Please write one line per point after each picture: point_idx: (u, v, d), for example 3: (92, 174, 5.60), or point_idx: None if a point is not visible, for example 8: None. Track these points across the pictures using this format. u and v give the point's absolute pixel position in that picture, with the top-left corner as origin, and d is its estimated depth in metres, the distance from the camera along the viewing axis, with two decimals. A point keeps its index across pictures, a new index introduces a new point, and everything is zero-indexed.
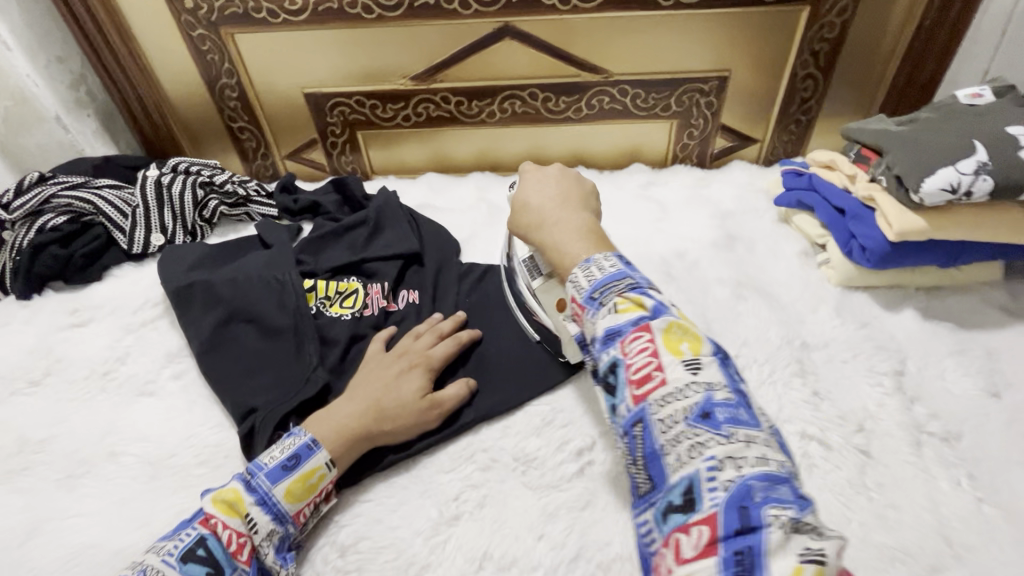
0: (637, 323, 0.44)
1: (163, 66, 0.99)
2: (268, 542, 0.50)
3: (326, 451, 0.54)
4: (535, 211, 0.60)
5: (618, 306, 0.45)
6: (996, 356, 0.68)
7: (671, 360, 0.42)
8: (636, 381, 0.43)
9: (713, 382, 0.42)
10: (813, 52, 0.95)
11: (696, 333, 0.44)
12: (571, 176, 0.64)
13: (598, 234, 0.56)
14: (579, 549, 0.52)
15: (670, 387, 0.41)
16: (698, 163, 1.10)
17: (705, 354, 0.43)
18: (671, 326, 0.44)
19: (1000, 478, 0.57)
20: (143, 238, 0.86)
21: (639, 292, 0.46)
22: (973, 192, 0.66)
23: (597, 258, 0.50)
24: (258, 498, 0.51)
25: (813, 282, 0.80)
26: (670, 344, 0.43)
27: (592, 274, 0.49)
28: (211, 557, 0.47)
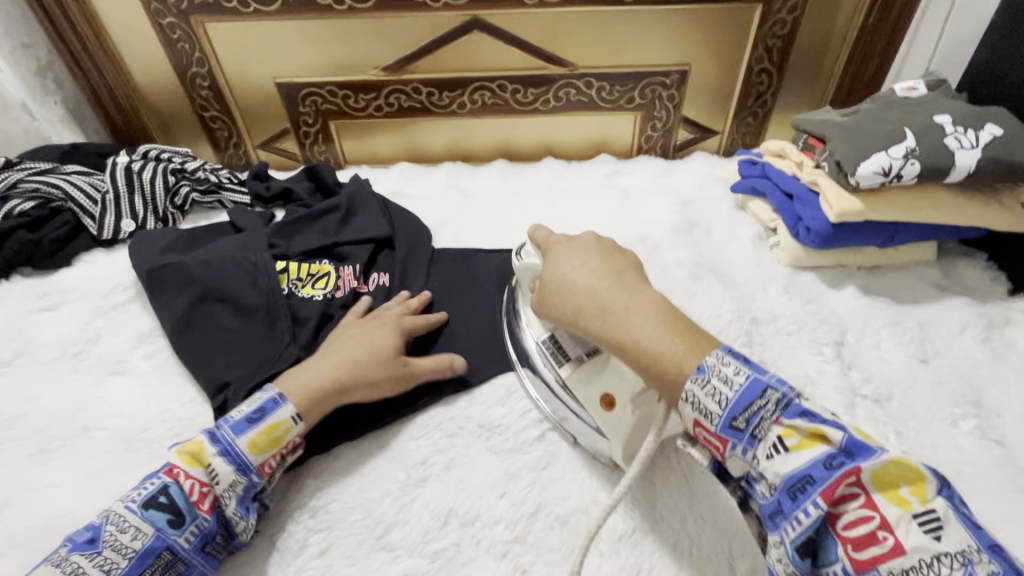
0: (830, 467, 0.41)
1: (133, 54, 0.99)
2: (230, 493, 0.52)
3: (291, 406, 0.56)
4: (591, 294, 0.55)
5: (786, 441, 0.43)
6: (926, 327, 0.74)
7: (896, 516, 0.39)
8: (853, 544, 0.40)
9: (963, 546, 0.37)
10: (767, 48, 1.01)
11: (912, 468, 0.41)
12: (606, 245, 0.61)
13: (672, 314, 0.52)
14: (540, 505, 0.55)
15: (908, 558, 0.38)
16: (661, 154, 1.15)
17: (933, 498, 0.39)
18: (881, 467, 0.41)
19: (925, 434, 0.63)
20: (114, 224, 0.87)
21: (800, 416, 0.43)
22: (902, 175, 0.71)
23: (710, 364, 0.47)
24: (221, 449, 0.53)
25: (765, 263, 0.85)
26: (890, 496, 0.40)
27: (722, 394, 0.45)
28: (171, 504, 0.49)
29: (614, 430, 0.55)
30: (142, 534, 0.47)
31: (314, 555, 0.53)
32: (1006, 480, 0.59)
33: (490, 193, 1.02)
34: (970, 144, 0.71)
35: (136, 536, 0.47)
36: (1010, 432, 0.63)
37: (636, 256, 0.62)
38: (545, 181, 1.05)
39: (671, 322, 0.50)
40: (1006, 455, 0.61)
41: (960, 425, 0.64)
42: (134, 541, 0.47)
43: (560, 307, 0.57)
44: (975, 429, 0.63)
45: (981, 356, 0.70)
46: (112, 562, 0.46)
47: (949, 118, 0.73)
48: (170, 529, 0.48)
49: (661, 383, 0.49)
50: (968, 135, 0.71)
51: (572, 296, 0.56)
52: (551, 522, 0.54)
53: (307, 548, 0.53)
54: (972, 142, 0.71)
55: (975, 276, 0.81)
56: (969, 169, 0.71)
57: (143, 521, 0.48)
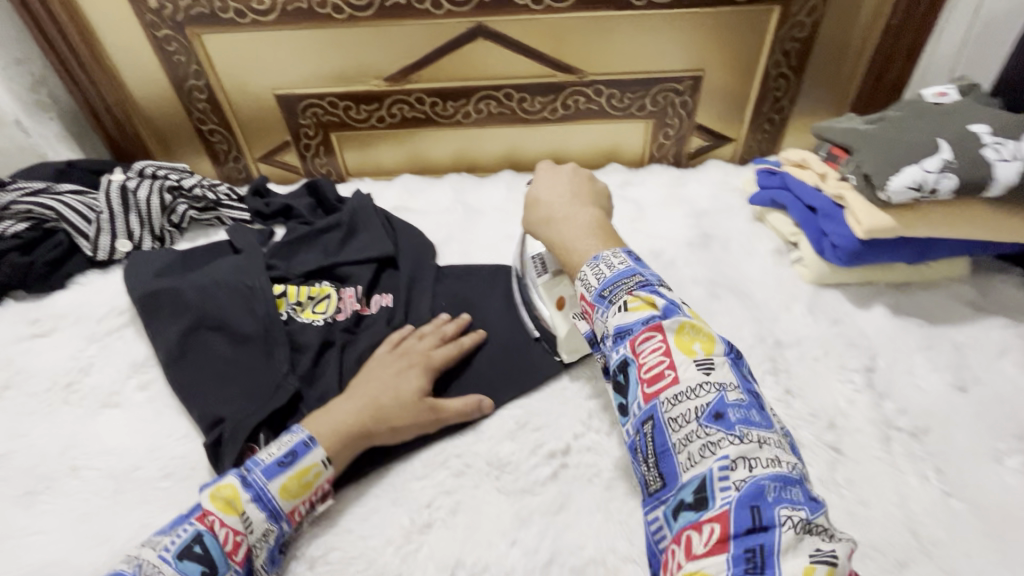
0: (647, 323, 0.47)
1: (129, 67, 0.96)
2: (262, 543, 0.50)
3: (322, 449, 0.54)
4: (545, 207, 0.64)
5: (630, 304, 0.48)
6: (963, 351, 0.70)
7: (681, 359, 0.45)
8: (648, 380, 0.45)
9: (725, 383, 0.44)
10: (785, 52, 0.96)
11: (706, 332, 0.47)
12: (585, 173, 0.69)
13: (603, 226, 0.61)
14: (553, 553, 0.52)
15: (682, 387, 0.44)
16: (674, 162, 1.10)
17: (715, 353, 0.46)
18: (683, 328, 0.46)
19: (966, 472, 0.58)
20: (110, 245, 0.84)
21: (649, 291, 0.49)
22: (938, 189, 0.67)
23: (605, 255, 0.53)
24: (254, 494, 0.50)
25: (786, 280, 0.81)
26: (683, 345, 0.46)
27: (602, 273, 0.52)
28: (207, 555, 0.46)
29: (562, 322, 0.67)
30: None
31: None
32: None
33: (496, 207, 0.98)
34: (1011, 156, 0.66)
35: None
36: None
37: (609, 189, 0.69)
38: None
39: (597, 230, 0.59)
40: None
41: (1005, 460, 0.59)
42: None
43: (525, 216, 0.67)
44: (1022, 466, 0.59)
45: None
46: None
47: (986, 127, 0.68)
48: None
49: (570, 270, 0.58)
50: (1008, 146, 0.67)
51: (532, 209, 0.66)
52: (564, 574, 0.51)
53: None
54: (1013, 154, 0.66)
55: (1014, 294, 0.76)
56: (1011, 182, 0.66)
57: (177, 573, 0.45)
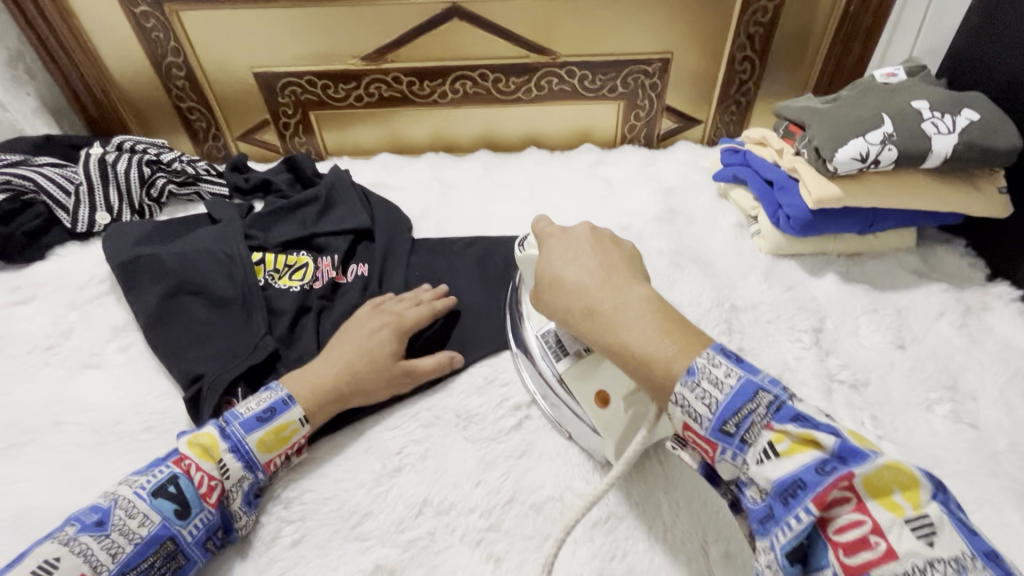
0: (822, 471, 0.36)
1: (107, 43, 0.97)
2: (238, 490, 0.52)
3: (300, 409, 0.57)
4: (577, 294, 0.50)
5: (778, 447, 0.38)
6: (905, 313, 0.75)
7: (889, 521, 0.34)
8: (844, 549, 0.35)
9: (957, 553, 0.32)
10: (749, 36, 1.00)
11: (908, 472, 0.35)
12: (604, 235, 0.56)
13: (665, 308, 0.47)
14: (515, 493, 0.55)
15: (903, 564, 0.33)
16: (645, 144, 1.14)
17: (929, 504, 0.34)
18: (876, 472, 0.35)
19: (900, 419, 0.63)
20: (89, 217, 0.85)
21: (792, 420, 0.38)
22: (880, 160, 0.71)
23: (701, 365, 0.41)
24: (231, 445, 0.53)
25: (746, 251, 0.85)
26: (881, 500, 0.35)
27: (712, 397, 0.40)
28: (180, 494, 0.49)
29: (609, 428, 0.54)
30: (149, 521, 0.47)
31: (287, 546, 0.52)
32: (980, 463, 0.59)
33: (472, 184, 1.01)
34: (947, 130, 0.71)
35: (143, 523, 0.47)
36: (985, 416, 0.63)
37: (635, 247, 0.57)
38: (527, 171, 1.04)
39: (668, 320, 0.45)
40: (980, 438, 0.61)
41: (936, 409, 0.64)
42: (141, 528, 0.47)
43: (551, 307, 0.52)
44: (951, 413, 0.64)
45: (958, 341, 0.71)
46: (119, 546, 0.45)
47: (927, 103, 0.73)
48: (177, 520, 0.48)
49: (653, 388, 0.44)
50: (945, 120, 0.71)
51: (561, 294, 0.51)
52: (526, 511, 0.54)
53: (279, 538, 0.53)
54: (949, 127, 0.71)
55: (954, 262, 0.81)
56: (945, 154, 0.71)
57: (151, 509, 0.48)
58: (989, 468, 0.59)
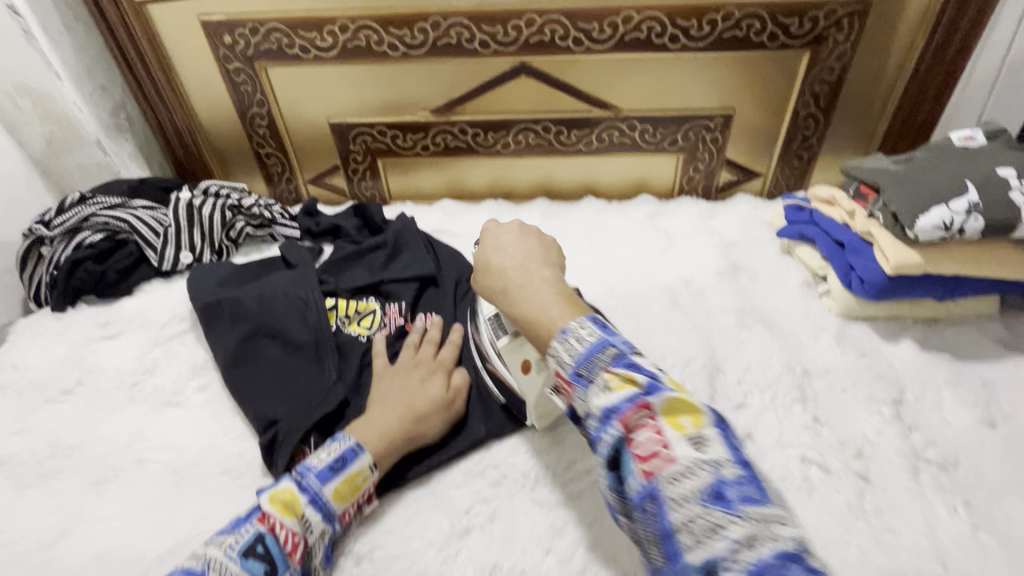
0: (633, 400, 0.44)
1: (199, 95, 1.05)
2: (316, 544, 0.53)
3: (369, 455, 0.58)
4: (499, 275, 0.59)
5: (611, 383, 0.46)
6: (992, 387, 0.71)
7: (675, 438, 0.43)
8: (641, 464, 0.43)
9: (719, 458, 0.42)
10: (814, 93, 1.00)
11: (693, 403, 0.45)
12: (536, 229, 0.65)
13: (566, 292, 0.56)
14: (587, 563, 0.54)
15: (678, 468, 0.42)
16: (703, 195, 1.14)
17: (705, 425, 0.44)
18: (672, 403, 0.45)
19: (996, 506, 0.59)
20: (174, 256, 0.91)
21: (626, 364, 0.47)
22: (965, 230, 0.69)
23: (573, 327, 0.50)
24: (310, 497, 0.54)
25: (814, 311, 0.83)
26: (673, 422, 0.44)
27: (574, 348, 0.49)
28: (269, 554, 0.49)
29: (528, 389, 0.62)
30: None
31: None
32: None
33: None
34: None
35: None
36: None
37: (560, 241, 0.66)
38: (585, 221, 1.06)
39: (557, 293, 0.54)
40: None
41: None
42: None
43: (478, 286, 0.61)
44: None
45: None
46: None
47: (1013, 171, 0.71)
48: None
49: (537, 346, 0.54)
50: None
51: (485, 275, 0.60)
52: None
53: None
54: None
55: None
56: None
57: (243, 571, 0.48)
58: None
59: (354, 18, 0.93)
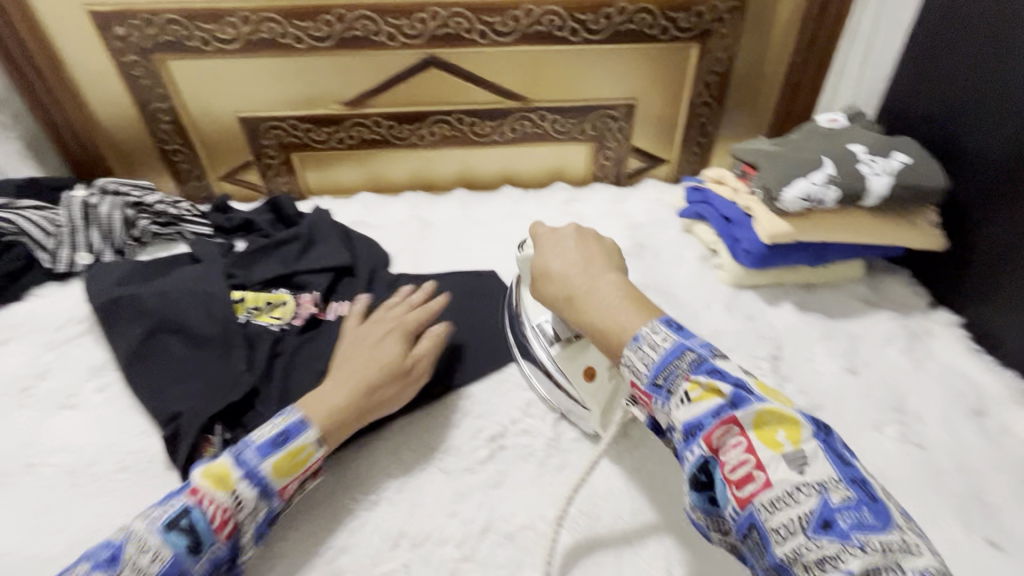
0: (717, 415, 0.47)
1: (94, 90, 1.00)
2: (248, 520, 0.53)
3: (315, 429, 0.57)
4: (561, 282, 0.62)
5: (692, 394, 0.48)
6: (856, 339, 0.80)
7: (769, 458, 0.44)
8: (736, 486, 0.45)
9: (824, 479, 0.43)
10: (707, 83, 1.08)
11: (789, 417, 0.46)
12: (589, 235, 0.68)
13: (629, 293, 0.59)
14: (489, 522, 0.58)
15: (775, 491, 0.43)
16: (616, 181, 1.21)
17: (806, 441, 0.45)
18: (763, 418, 0.46)
19: (852, 440, 0.67)
20: (70, 258, 0.87)
21: (708, 373, 0.49)
22: (824, 200, 0.77)
23: (645, 333, 0.53)
24: (247, 473, 0.53)
25: (708, 282, 0.90)
26: (766, 438, 0.45)
27: (649, 357, 0.52)
28: (192, 528, 0.49)
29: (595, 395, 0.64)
30: (160, 557, 0.48)
31: None
32: (924, 482, 0.63)
33: (450, 222, 1.06)
34: (882, 171, 0.78)
35: (156, 558, 0.48)
36: (929, 436, 0.68)
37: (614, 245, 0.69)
38: (502, 209, 1.09)
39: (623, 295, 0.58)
40: (925, 457, 0.65)
41: (884, 430, 0.68)
42: (154, 564, 0.48)
43: (543, 293, 0.65)
44: (898, 434, 0.68)
45: (904, 365, 0.76)
46: None
47: (863, 147, 0.80)
48: (189, 556, 0.49)
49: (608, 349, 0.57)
50: (880, 163, 0.78)
51: (549, 283, 0.64)
52: (499, 541, 0.57)
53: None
54: (884, 169, 0.78)
55: (899, 290, 0.88)
56: (882, 194, 0.78)
57: (163, 544, 0.48)
58: (932, 484, 0.63)
59: (255, 10, 0.92)
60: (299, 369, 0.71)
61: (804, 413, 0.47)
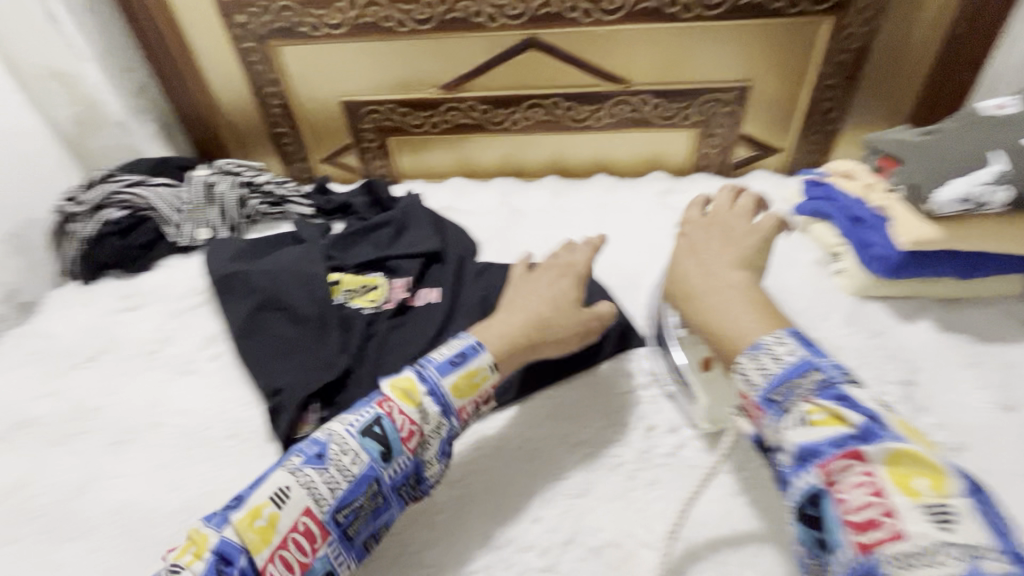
0: (841, 444, 0.38)
1: (215, 75, 1.07)
2: (433, 436, 0.53)
3: (490, 355, 0.57)
4: (685, 278, 0.56)
5: (812, 417, 0.40)
6: (1013, 370, 0.68)
7: (903, 504, 0.35)
8: (855, 528, 0.36)
9: (979, 544, 0.32)
10: (838, 63, 0.95)
11: (931, 463, 0.36)
12: (740, 227, 0.59)
13: (756, 300, 0.50)
14: (574, 534, 0.55)
15: (910, 544, 0.33)
16: (719, 172, 1.11)
17: (954, 496, 0.35)
18: (899, 458, 0.37)
19: (1006, 490, 0.57)
20: (191, 233, 0.94)
21: (834, 398, 0.40)
22: (987, 203, 0.66)
23: (766, 342, 0.45)
24: (429, 388, 0.53)
25: (826, 290, 0.80)
26: (899, 480, 0.36)
27: (767, 368, 0.44)
28: (384, 436, 0.50)
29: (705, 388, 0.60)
30: (360, 460, 0.50)
31: None
32: None
33: (539, 210, 1.03)
34: None
35: (355, 460, 0.50)
36: None
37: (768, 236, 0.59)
38: (595, 199, 1.04)
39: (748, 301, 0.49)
40: None
41: None
42: (354, 465, 0.49)
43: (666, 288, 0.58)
44: None
45: None
46: (337, 481, 0.49)
47: None
48: (381, 462, 0.50)
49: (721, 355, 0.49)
50: None
51: (675, 279, 0.57)
52: (583, 554, 0.54)
53: None
54: None
55: None
56: None
57: (360, 447, 0.50)
58: None
59: None
60: (388, 351, 0.72)
61: (957, 467, 0.37)
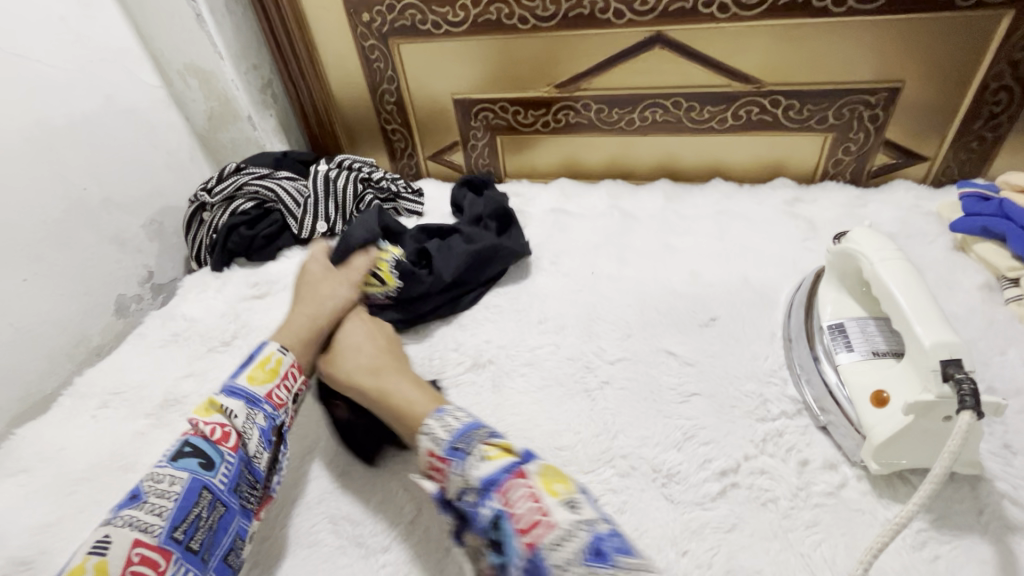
0: (511, 469, 0.48)
1: (336, 72, 1.10)
2: (251, 428, 0.56)
3: (277, 343, 0.64)
4: (358, 360, 0.65)
5: (489, 454, 0.49)
6: None
7: (553, 502, 0.45)
8: (525, 534, 0.44)
9: (594, 517, 0.45)
10: (1014, 61, 0.84)
11: (558, 470, 0.49)
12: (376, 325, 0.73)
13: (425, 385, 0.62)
14: (727, 571, 0.51)
15: (559, 530, 0.44)
16: (852, 180, 1.02)
17: (575, 488, 0.47)
18: (545, 469, 0.48)
19: None
20: (312, 225, 0.97)
21: (500, 438, 0.51)
22: None
23: (446, 410, 0.55)
24: (227, 390, 0.58)
25: (1000, 320, 0.70)
26: (548, 487, 0.47)
27: (450, 427, 0.53)
28: (198, 449, 0.53)
29: (880, 424, 0.54)
30: (179, 479, 0.50)
31: None
32: None
33: (653, 215, 0.98)
34: None
35: (173, 482, 0.50)
36: None
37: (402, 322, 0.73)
38: (713, 205, 0.99)
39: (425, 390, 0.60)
40: None
41: None
42: (173, 485, 0.50)
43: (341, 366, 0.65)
44: None
45: None
46: (161, 506, 0.49)
47: None
48: (205, 471, 0.52)
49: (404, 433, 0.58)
50: None
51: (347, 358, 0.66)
52: None
53: None
54: None
55: None
56: None
57: (176, 470, 0.51)
58: None
59: None
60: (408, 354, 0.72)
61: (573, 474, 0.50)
